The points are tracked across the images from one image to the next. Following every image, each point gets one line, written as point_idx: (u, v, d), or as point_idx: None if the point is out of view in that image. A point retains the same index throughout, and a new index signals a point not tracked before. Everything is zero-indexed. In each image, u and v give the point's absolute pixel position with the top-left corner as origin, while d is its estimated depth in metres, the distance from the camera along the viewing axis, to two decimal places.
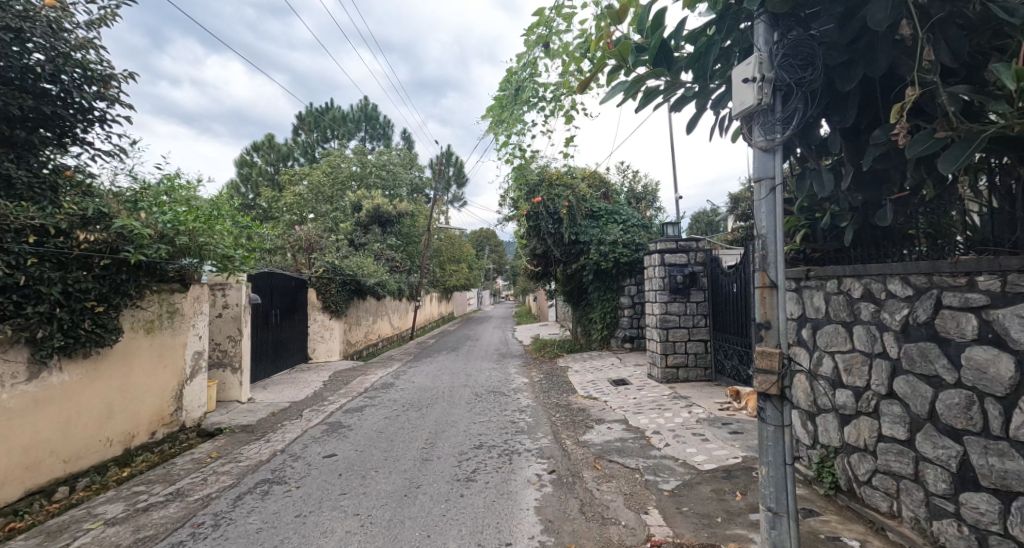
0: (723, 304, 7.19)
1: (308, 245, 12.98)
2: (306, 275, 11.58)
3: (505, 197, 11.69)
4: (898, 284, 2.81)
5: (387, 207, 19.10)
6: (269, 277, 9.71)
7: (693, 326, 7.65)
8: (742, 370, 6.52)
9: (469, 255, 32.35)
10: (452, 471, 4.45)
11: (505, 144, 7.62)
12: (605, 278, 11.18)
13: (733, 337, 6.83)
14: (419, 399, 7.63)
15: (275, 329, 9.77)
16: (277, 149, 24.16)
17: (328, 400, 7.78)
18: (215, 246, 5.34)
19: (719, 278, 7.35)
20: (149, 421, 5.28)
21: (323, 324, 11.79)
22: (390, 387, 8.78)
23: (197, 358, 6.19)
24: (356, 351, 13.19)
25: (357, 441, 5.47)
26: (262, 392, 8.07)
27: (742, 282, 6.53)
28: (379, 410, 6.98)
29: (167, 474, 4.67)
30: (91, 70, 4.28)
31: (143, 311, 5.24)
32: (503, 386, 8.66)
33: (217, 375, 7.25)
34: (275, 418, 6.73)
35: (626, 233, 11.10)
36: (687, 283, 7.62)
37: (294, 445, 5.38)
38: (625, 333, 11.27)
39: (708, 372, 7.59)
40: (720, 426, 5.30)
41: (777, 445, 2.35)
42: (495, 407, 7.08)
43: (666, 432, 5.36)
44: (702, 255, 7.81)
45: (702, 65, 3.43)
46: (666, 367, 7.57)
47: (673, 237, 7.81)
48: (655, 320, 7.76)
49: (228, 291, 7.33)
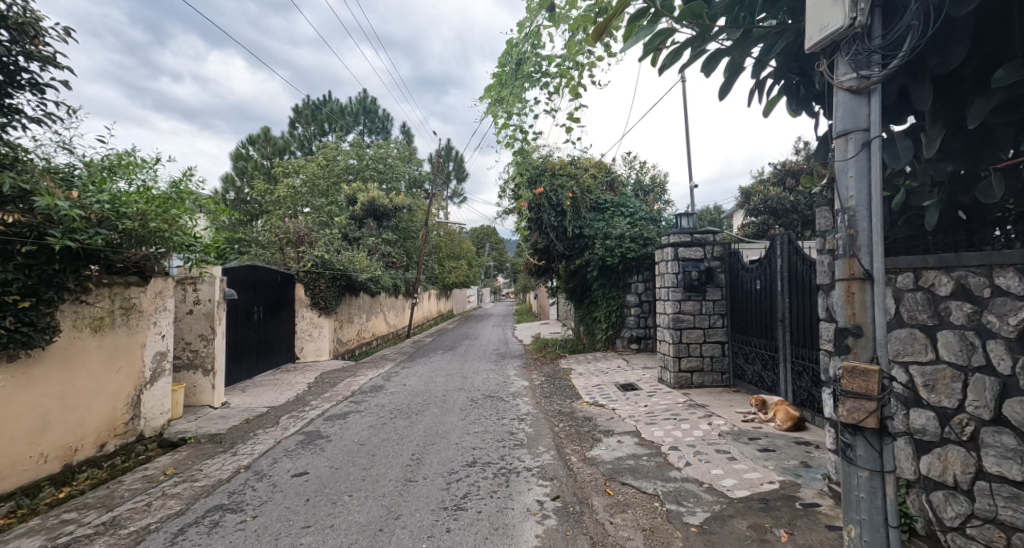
0: (744, 303, 6.52)
1: (297, 238, 12.30)
2: (294, 270, 10.94)
3: (505, 189, 11.03)
4: (1013, 279, 2.18)
5: (383, 200, 18.66)
6: (251, 272, 9.07)
7: (709, 326, 7.00)
8: (766, 377, 5.88)
9: (469, 251, 31.68)
10: (439, 497, 3.82)
11: (506, 128, 6.97)
12: (610, 276, 10.62)
13: (755, 339, 6.18)
14: (409, 405, 6.98)
15: (257, 327, 9.12)
16: (273, 142, 23.39)
17: (310, 405, 7.13)
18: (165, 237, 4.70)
19: (739, 274, 6.67)
20: (97, 433, 4.65)
21: (311, 322, 11.16)
22: (379, 390, 8.14)
23: (160, 359, 5.55)
24: (347, 350, 12.54)
25: (334, 456, 4.83)
26: (239, 396, 7.41)
27: (768, 279, 5.86)
28: (364, 418, 6.35)
29: (109, 497, 4.03)
30: (13, 21, 3.65)
31: (91, 308, 4.61)
32: (501, 390, 8.01)
33: (187, 378, 6.61)
34: (248, 426, 6.09)
35: (633, 226, 10.44)
36: (703, 279, 6.96)
37: (262, 460, 4.74)
38: (632, 334, 10.63)
39: (725, 377, 6.95)
40: (747, 441, 4.65)
41: (874, 499, 1.71)
42: (492, 415, 6.43)
43: (686, 448, 4.70)
44: (719, 249, 7.13)
45: (745, 9, 2.77)
46: (679, 372, 6.94)
47: (688, 230, 7.15)
48: (667, 320, 7.12)
49: (200, 285, 6.68)
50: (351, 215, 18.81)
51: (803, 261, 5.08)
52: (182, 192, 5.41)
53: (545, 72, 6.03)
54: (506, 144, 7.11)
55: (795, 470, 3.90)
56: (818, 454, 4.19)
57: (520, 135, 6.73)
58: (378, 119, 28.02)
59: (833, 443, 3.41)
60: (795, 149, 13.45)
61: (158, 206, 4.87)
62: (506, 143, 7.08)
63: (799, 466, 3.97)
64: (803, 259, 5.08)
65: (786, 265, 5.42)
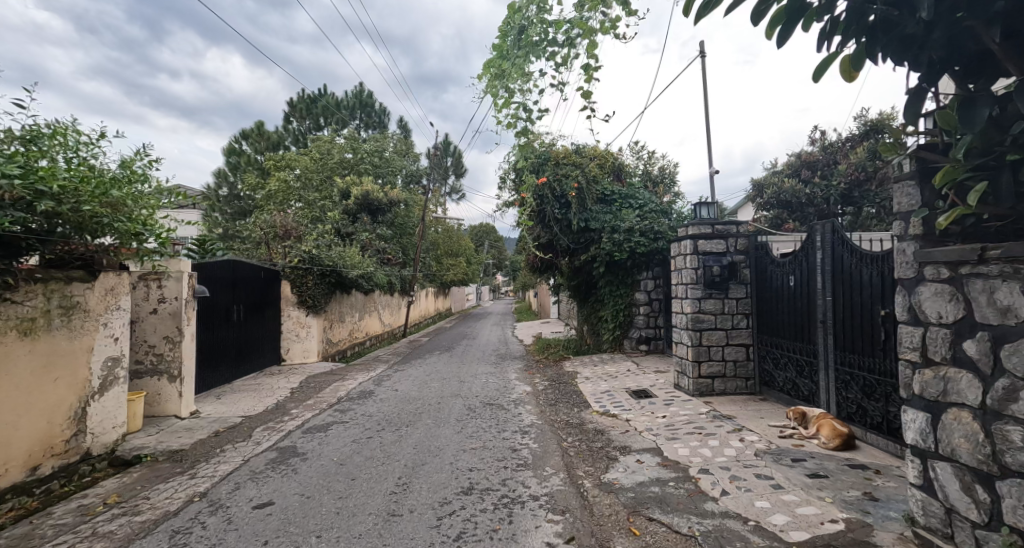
0: (773, 301, 5.83)
1: (284, 232, 11.22)
2: (280, 265, 10.24)
3: (506, 179, 10.33)
4: None
5: (377, 194, 17.96)
6: (230, 268, 8.38)
7: (733, 328, 6.31)
8: (801, 386, 5.19)
9: (467, 248, 30.99)
10: (427, 540, 3.12)
11: (507, 108, 6.29)
12: (617, 272, 9.98)
13: (787, 342, 5.48)
14: (399, 415, 6.30)
15: (237, 328, 8.42)
16: (267, 137, 22.58)
17: (290, 414, 6.44)
18: (98, 219, 4.13)
19: (768, 269, 5.97)
20: (27, 454, 3.95)
21: (298, 321, 10.46)
22: (368, 397, 7.45)
23: (112, 366, 4.84)
24: (338, 351, 11.85)
25: (306, 480, 4.13)
26: (212, 405, 6.72)
27: (803, 274, 5.16)
28: (348, 431, 5.65)
29: (28, 536, 3.33)
30: None
31: (19, 308, 3.92)
32: (501, 396, 7.32)
33: (152, 385, 5.91)
34: (216, 440, 5.39)
35: (642, 219, 9.70)
36: (726, 275, 6.28)
37: (221, 486, 4.05)
38: (640, 334, 9.95)
39: (750, 384, 6.27)
40: (791, 464, 3.97)
41: None
42: (492, 427, 5.75)
43: (718, 470, 4.01)
44: (744, 242, 6.42)
45: None
46: (698, 378, 6.27)
47: (709, 221, 6.44)
48: (685, 320, 6.46)
49: (165, 282, 5.99)
50: (344, 209, 18.14)
51: (852, 252, 4.39)
52: (130, 171, 4.77)
53: (552, 39, 5.35)
54: (508, 126, 6.41)
55: (861, 505, 3.21)
56: (881, 482, 3.51)
57: (523, 115, 6.03)
58: (375, 113, 27.23)
59: (918, 476, 2.73)
60: (810, 139, 12.78)
61: (93, 185, 4.24)
62: (507, 123, 6.38)
63: (864, 499, 3.29)
64: (852, 250, 4.39)
65: (828, 257, 4.73)
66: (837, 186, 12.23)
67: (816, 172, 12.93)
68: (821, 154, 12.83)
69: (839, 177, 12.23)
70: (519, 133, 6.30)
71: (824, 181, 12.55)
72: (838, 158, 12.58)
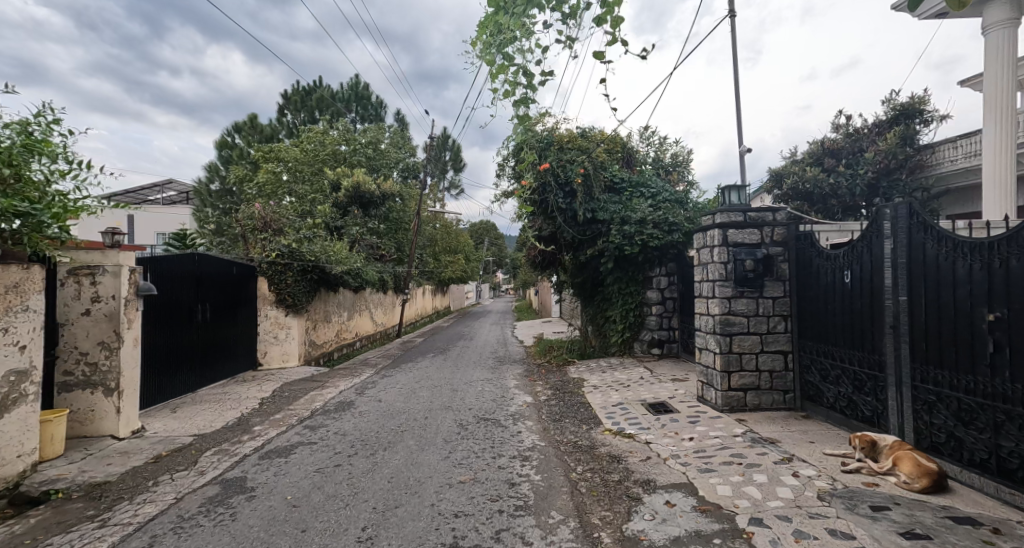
0: (820, 302, 4.88)
1: (263, 224, 10.08)
2: (255, 261, 9.33)
3: (505, 166, 9.40)
4: None
5: (370, 186, 17.00)
6: (193, 263, 7.47)
7: (768, 332, 5.39)
8: (860, 405, 4.25)
9: (466, 244, 30.06)
10: None
11: (505, 74, 5.35)
12: (627, 267, 9.07)
13: (840, 351, 4.54)
14: (379, 433, 5.39)
15: (202, 330, 7.52)
16: (260, 130, 21.64)
17: (251, 433, 5.53)
18: None
19: (814, 264, 5.03)
20: None
21: (277, 322, 9.55)
22: (346, 409, 6.54)
23: (18, 382, 3.92)
24: (324, 354, 10.95)
25: (243, 533, 3.21)
26: (163, 420, 5.80)
27: (863, 269, 4.23)
28: (313, 456, 4.72)
29: None
30: None
31: None
32: (497, 409, 6.41)
33: (83, 400, 4.99)
34: (153, 468, 4.47)
35: (656, 209, 8.77)
36: (760, 271, 5.35)
37: (129, 543, 3.12)
38: (652, 337, 9.08)
39: (789, 398, 5.35)
40: (871, 515, 3.03)
41: None
42: (486, 450, 4.83)
43: (776, 521, 3.08)
44: (782, 232, 5.48)
45: None
46: (728, 391, 5.37)
47: (740, 207, 5.51)
48: (712, 323, 5.55)
49: (100, 277, 5.08)
50: (334, 203, 17.22)
51: (939, 240, 3.46)
52: (27, 138, 3.96)
53: None
54: (505, 95, 5.46)
55: None
56: None
57: (523, 82, 5.07)
58: (371, 106, 25.95)
59: None
60: (834, 125, 11.82)
61: None
62: (504, 92, 5.44)
63: None
64: (939, 238, 3.46)
65: (901, 247, 3.80)
66: (864, 175, 11.29)
67: (840, 160, 12.00)
68: (847, 142, 11.89)
69: (866, 165, 11.27)
70: (518, 104, 5.33)
71: (849, 169, 11.60)
72: (865, 145, 11.63)
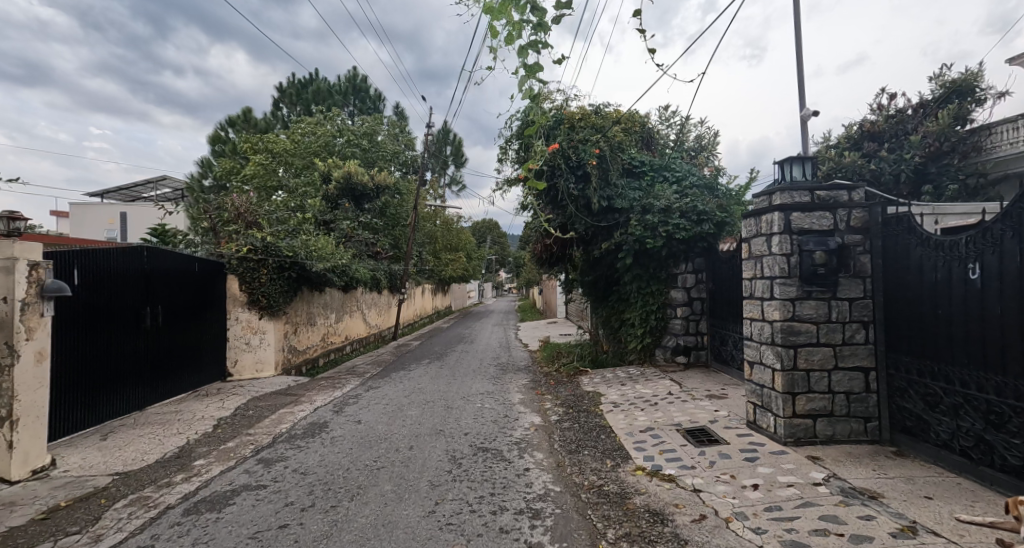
0: (924, 307, 3.70)
1: (236, 215, 8.96)
2: (225, 256, 8.22)
3: (507, 149, 8.28)
4: None
5: (363, 178, 15.88)
6: (143, 258, 6.36)
7: (845, 344, 4.21)
8: (999, 449, 3.08)
9: (468, 242, 28.95)
10: None
11: (507, 15, 4.20)
12: (648, 263, 7.91)
13: (958, 374, 3.36)
14: (349, 472, 4.23)
15: (152, 336, 6.39)
16: (253, 123, 20.58)
17: (189, 470, 4.38)
18: None
19: (912, 257, 3.85)
20: None
21: (249, 325, 8.43)
22: (317, 435, 5.39)
23: None
24: (306, 361, 9.84)
25: None
26: (83, 452, 4.66)
27: (1006, 262, 3.06)
28: (256, 510, 3.57)
29: None
30: None
31: None
32: (500, 435, 5.23)
33: None
34: (37, 528, 3.33)
35: (681, 196, 7.58)
36: (835, 266, 4.17)
37: None
38: (678, 343, 7.86)
39: (871, 428, 4.17)
40: None
41: None
42: (485, 499, 3.67)
43: None
44: (860, 215, 4.30)
45: None
46: (792, 418, 4.20)
47: (807, 184, 4.34)
48: (770, 331, 4.39)
49: None
50: (325, 196, 16.07)
51: None
52: None
53: None
54: (507, 44, 4.34)
55: None
56: None
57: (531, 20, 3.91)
58: (370, 98, 24.88)
59: None
60: (874, 105, 10.61)
61: None
62: (506, 41, 4.32)
63: None
64: None
65: None
66: (911, 160, 10.01)
67: (881, 144, 10.79)
68: (888, 124, 10.69)
69: (913, 149, 10.02)
70: (525, 52, 4.15)
71: (893, 155, 10.37)
72: (911, 127, 10.40)
